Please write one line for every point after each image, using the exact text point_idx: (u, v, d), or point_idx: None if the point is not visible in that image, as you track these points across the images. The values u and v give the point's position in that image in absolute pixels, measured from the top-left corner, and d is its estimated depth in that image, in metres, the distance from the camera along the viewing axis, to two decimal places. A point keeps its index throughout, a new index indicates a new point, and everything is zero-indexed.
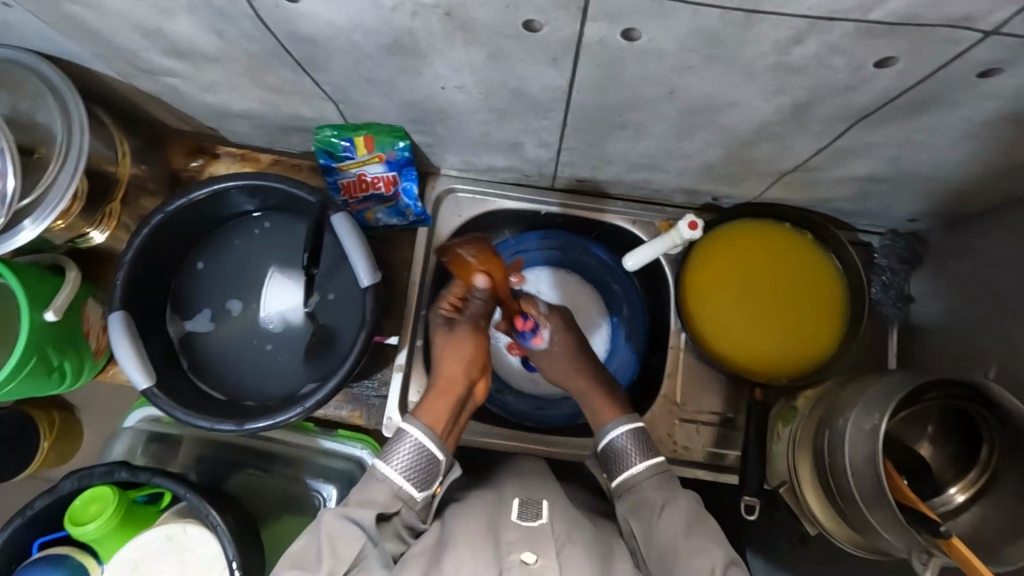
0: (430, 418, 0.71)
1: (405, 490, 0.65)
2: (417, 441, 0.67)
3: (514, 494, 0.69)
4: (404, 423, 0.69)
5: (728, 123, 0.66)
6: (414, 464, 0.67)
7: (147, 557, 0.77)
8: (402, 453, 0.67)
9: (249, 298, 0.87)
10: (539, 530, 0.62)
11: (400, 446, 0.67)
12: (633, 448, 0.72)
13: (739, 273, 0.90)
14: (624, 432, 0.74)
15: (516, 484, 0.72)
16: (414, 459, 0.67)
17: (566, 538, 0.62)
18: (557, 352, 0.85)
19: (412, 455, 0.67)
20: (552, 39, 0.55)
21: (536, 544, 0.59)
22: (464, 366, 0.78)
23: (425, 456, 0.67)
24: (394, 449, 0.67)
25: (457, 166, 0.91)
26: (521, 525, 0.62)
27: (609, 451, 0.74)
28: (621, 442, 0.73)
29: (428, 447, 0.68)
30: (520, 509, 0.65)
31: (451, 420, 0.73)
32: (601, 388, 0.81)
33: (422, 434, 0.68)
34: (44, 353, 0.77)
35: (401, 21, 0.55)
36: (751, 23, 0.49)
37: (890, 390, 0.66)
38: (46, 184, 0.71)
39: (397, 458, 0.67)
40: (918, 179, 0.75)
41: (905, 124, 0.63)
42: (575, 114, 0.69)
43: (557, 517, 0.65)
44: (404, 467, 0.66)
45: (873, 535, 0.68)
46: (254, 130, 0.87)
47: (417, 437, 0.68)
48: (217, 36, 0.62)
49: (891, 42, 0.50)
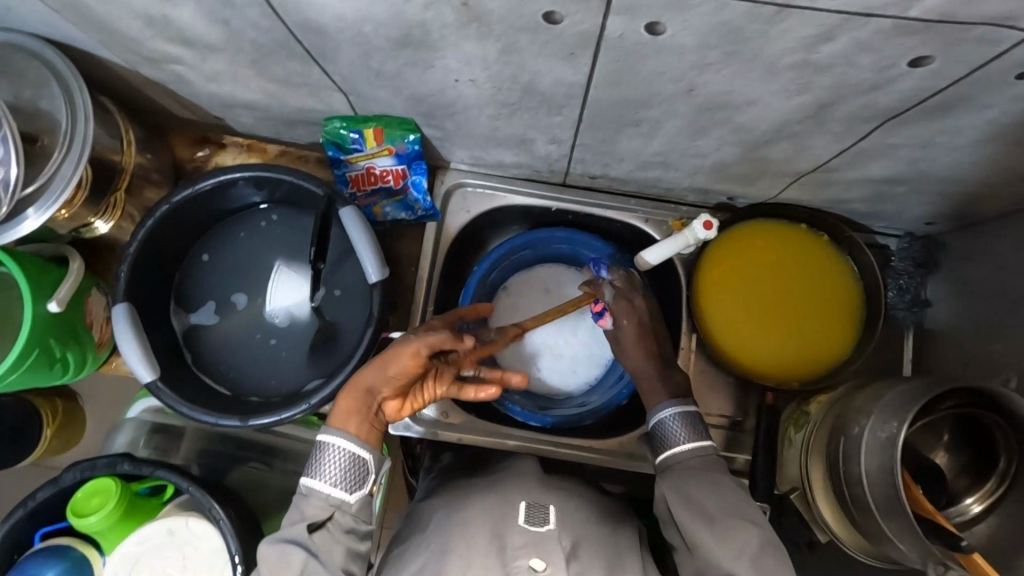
0: (344, 413, 0.66)
1: (335, 496, 0.63)
2: (341, 449, 0.64)
3: (518, 496, 0.67)
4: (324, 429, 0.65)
5: (747, 121, 0.64)
6: (343, 471, 0.64)
7: (147, 551, 0.76)
8: (329, 462, 0.64)
9: (254, 292, 0.86)
10: (547, 535, 0.61)
11: (324, 457, 0.64)
12: (682, 429, 0.71)
13: (752, 276, 0.88)
14: (676, 412, 0.72)
15: (515, 483, 0.70)
16: (341, 467, 0.64)
17: (572, 546, 0.61)
18: (620, 338, 0.83)
19: (337, 462, 0.64)
20: (570, 32, 0.53)
21: (543, 550, 0.59)
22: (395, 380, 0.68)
23: (350, 460, 0.64)
24: (318, 460, 0.64)
25: (466, 160, 0.89)
26: (529, 529, 0.62)
27: (657, 430, 0.73)
28: (669, 421, 0.72)
29: (350, 449, 0.64)
30: (526, 513, 0.64)
31: (364, 418, 0.66)
32: (659, 374, 0.78)
33: (344, 440, 0.64)
34: (45, 343, 0.75)
35: (413, 12, 0.53)
36: (780, 18, 0.47)
37: (906, 397, 0.65)
38: (49, 173, 0.70)
39: (324, 470, 0.63)
40: (938, 183, 0.73)
41: (931, 126, 0.61)
42: (589, 110, 0.67)
43: (564, 524, 0.64)
44: (331, 475, 0.63)
45: (887, 545, 0.67)
46: (259, 121, 0.85)
47: (336, 443, 0.64)
48: (223, 25, 0.61)
49: (924, 41, 0.48)
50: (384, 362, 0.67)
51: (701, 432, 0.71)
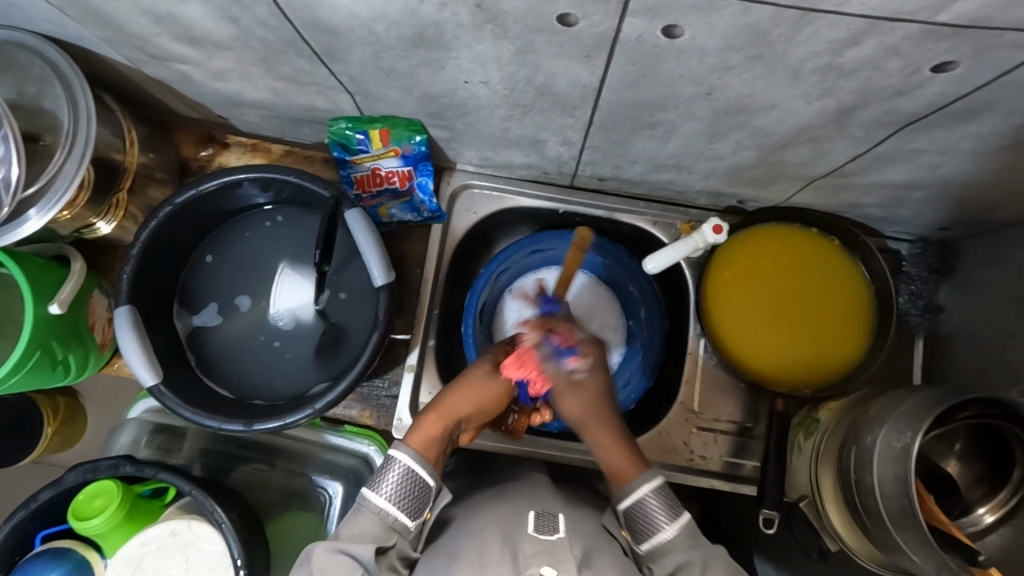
0: (423, 440, 0.69)
1: (394, 518, 0.63)
2: (405, 466, 0.65)
3: (527, 505, 0.66)
4: (394, 447, 0.67)
5: (764, 125, 0.63)
6: (404, 492, 0.64)
7: (151, 553, 0.75)
8: (392, 480, 0.64)
9: (258, 294, 0.85)
10: (558, 544, 0.59)
11: (387, 473, 0.65)
12: (660, 510, 0.65)
13: (763, 281, 0.87)
14: (653, 493, 0.66)
15: (524, 493, 0.69)
16: (402, 487, 0.64)
17: (584, 555, 0.60)
18: (585, 387, 0.75)
19: (399, 480, 0.65)
20: (587, 34, 0.52)
21: (556, 559, 0.57)
22: (473, 410, 0.73)
23: (413, 482, 0.65)
24: (383, 475, 0.65)
25: (473, 161, 0.88)
26: (539, 538, 0.59)
27: (633, 512, 0.66)
28: (651, 501, 0.66)
29: (415, 469, 0.65)
30: (535, 522, 0.62)
31: (441, 447, 0.70)
32: (623, 437, 0.73)
33: (410, 459, 0.65)
34: (47, 345, 0.74)
35: (428, 12, 0.52)
36: (806, 21, 0.46)
37: (922, 407, 0.64)
38: (51, 173, 0.68)
39: (383, 485, 0.64)
40: (956, 188, 0.72)
41: (954, 131, 0.60)
42: (603, 112, 0.66)
43: (574, 533, 0.62)
44: (394, 496, 0.64)
45: (899, 556, 0.66)
46: (264, 119, 0.84)
47: (407, 463, 0.65)
48: (232, 23, 0.59)
49: (953, 46, 0.47)
50: (475, 396, 0.73)
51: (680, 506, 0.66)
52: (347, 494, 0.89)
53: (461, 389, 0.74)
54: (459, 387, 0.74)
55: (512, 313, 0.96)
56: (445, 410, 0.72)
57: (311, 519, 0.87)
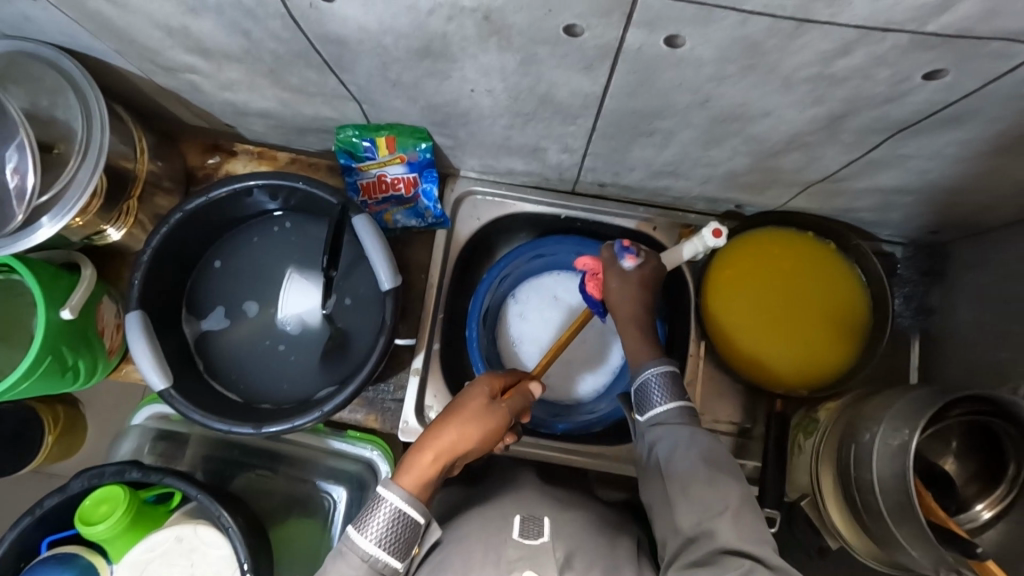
0: (415, 480, 0.63)
1: (383, 562, 0.60)
2: (395, 508, 0.61)
3: (514, 510, 0.68)
4: (382, 484, 0.63)
5: (760, 132, 0.65)
6: (390, 533, 0.61)
7: (155, 560, 0.76)
8: (379, 523, 0.61)
9: (266, 299, 0.86)
10: (541, 548, 0.61)
11: (375, 514, 0.61)
12: (662, 390, 0.70)
13: (761, 284, 0.88)
14: (659, 372, 0.71)
15: (513, 498, 0.71)
16: (391, 530, 0.61)
17: (566, 556, 0.61)
18: (633, 283, 0.78)
19: (388, 523, 0.61)
20: (590, 45, 0.53)
21: (538, 564, 0.59)
22: (473, 446, 0.67)
23: (402, 522, 0.61)
24: (368, 516, 0.61)
25: (476, 168, 0.90)
26: (523, 543, 0.61)
27: (641, 389, 0.72)
28: (654, 379, 0.71)
29: (404, 508, 0.62)
30: (520, 527, 0.64)
31: (433, 484, 0.65)
32: (646, 330, 0.78)
33: (400, 500, 0.61)
34: (59, 352, 0.75)
35: (435, 24, 0.54)
36: (800, 33, 0.48)
37: (917, 405, 0.66)
38: (65, 181, 0.70)
39: (370, 528, 0.61)
40: (946, 193, 0.75)
41: (941, 137, 0.62)
42: (604, 120, 0.68)
43: (559, 535, 0.64)
44: (381, 537, 0.61)
45: (899, 552, 0.68)
46: (270, 129, 0.86)
47: (395, 503, 0.62)
48: (243, 36, 0.61)
49: (939, 56, 0.49)
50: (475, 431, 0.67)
51: (683, 393, 0.70)
52: (350, 497, 0.90)
53: (458, 422, 0.67)
54: (453, 419, 0.67)
55: (514, 317, 0.97)
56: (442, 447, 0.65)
57: (315, 525, 0.88)
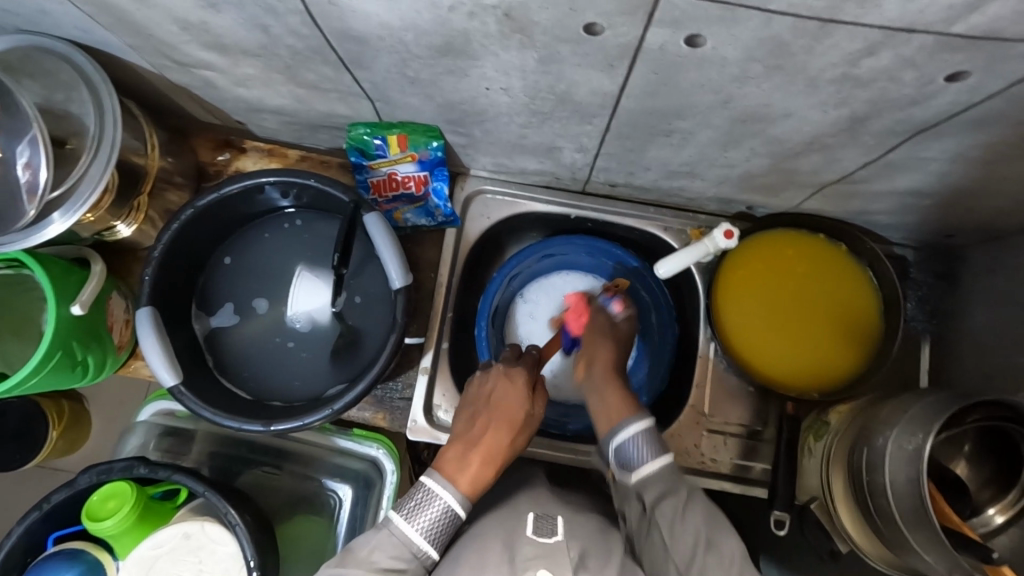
0: (472, 483, 0.66)
1: (429, 559, 0.63)
2: (446, 505, 0.64)
3: (528, 509, 0.68)
4: (438, 487, 0.64)
5: (778, 133, 0.65)
6: (436, 527, 0.63)
7: (163, 556, 0.75)
8: (429, 515, 0.63)
9: (276, 296, 0.86)
10: (556, 546, 0.60)
11: (427, 507, 0.63)
12: (644, 447, 0.68)
13: (772, 286, 0.88)
14: (637, 431, 0.69)
15: (524, 498, 0.71)
16: (438, 525, 0.63)
17: (580, 556, 0.60)
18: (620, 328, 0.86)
19: (437, 519, 0.63)
20: (611, 43, 0.53)
21: (553, 562, 0.58)
22: (516, 444, 0.72)
23: (447, 517, 0.64)
24: (418, 509, 0.63)
25: (488, 167, 0.89)
26: (538, 541, 0.61)
27: (620, 451, 0.69)
28: (632, 440, 0.69)
29: (454, 507, 0.64)
30: (535, 525, 0.64)
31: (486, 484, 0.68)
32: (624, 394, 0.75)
33: (452, 498, 0.64)
34: (69, 347, 0.75)
35: (456, 21, 0.54)
36: (826, 33, 0.47)
37: (933, 409, 0.65)
38: (77, 176, 0.70)
39: (420, 519, 0.63)
40: (963, 197, 0.74)
41: (962, 140, 0.62)
42: (621, 119, 0.67)
43: (573, 534, 0.63)
44: (427, 528, 0.63)
45: (910, 556, 0.68)
46: (282, 126, 0.85)
47: (448, 501, 0.64)
48: (261, 33, 0.61)
49: (966, 58, 0.49)
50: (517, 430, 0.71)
51: (664, 447, 0.69)
52: (356, 494, 0.90)
53: (506, 427, 0.71)
54: (504, 425, 0.71)
55: (523, 317, 0.98)
56: (496, 451, 0.69)
57: (321, 524, 0.88)
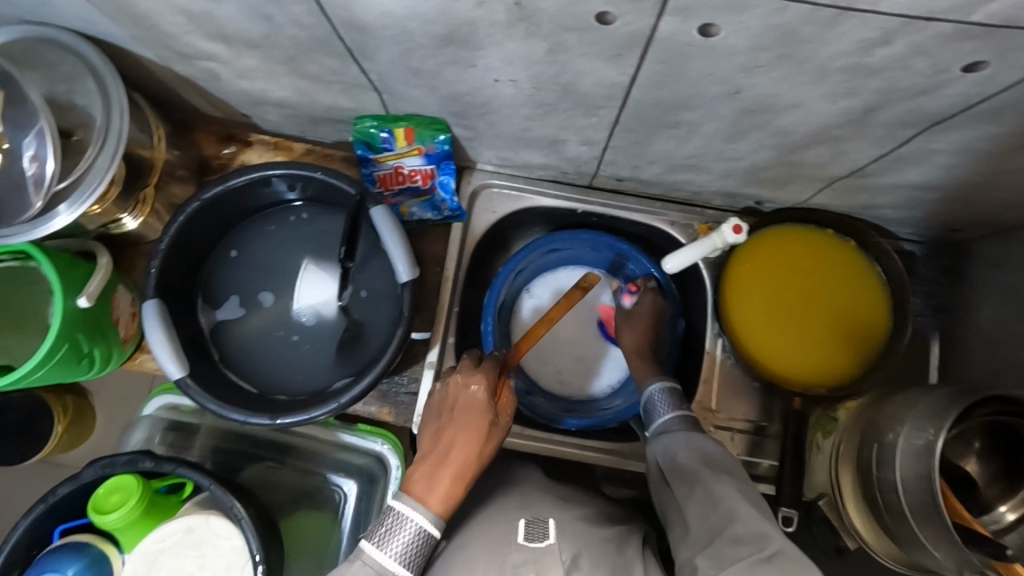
0: (439, 502, 0.64)
1: None
2: (417, 527, 0.62)
3: (518, 513, 0.67)
4: (406, 507, 0.63)
5: (787, 125, 0.64)
6: (411, 549, 0.62)
7: (166, 550, 0.75)
8: (402, 539, 0.62)
9: (281, 289, 0.86)
10: (546, 551, 0.61)
11: (398, 532, 0.62)
12: (664, 401, 0.78)
13: (779, 282, 0.87)
14: (661, 388, 0.80)
15: (526, 500, 0.70)
16: (412, 547, 0.62)
17: (572, 557, 0.60)
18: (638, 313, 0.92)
19: (410, 542, 0.62)
20: (620, 33, 0.53)
21: (541, 567, 0.59)
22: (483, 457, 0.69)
23: (422, 538, 0.63)
24: (389, 533, 0.62)
25: (493, 160, 0.89)
26: (528, 546, 0.61)
27: (647, 406, 0.80)
28: (657, 395, 0.79)
29: (427, 527, 0.63)
30: (525, 530, 0.64)
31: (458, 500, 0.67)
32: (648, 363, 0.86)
33: (422, 519, 0.63)
34: (75, 339, 0.75)
35: (463, 10, 0.53)
36: (838, 21, 0.47)
37: (943, 405, 0.65)
38: (85, 166, 0.70)
39: (392, 545, 0.62)
40: (972, 191, 0.74)
41: (974, 132, 0.61)
42: (628, 111, 0.67)
43: (565, 537, 0.63)
44: (399, 552, 0.62)
45: (920, 553, 0.67)
46: (286, 118, 0.85)
47: (420, 522, 0.63)
48: (267, 23, 0.61)
49: (979, 47, 0.48)
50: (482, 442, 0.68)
51: (682, 404, 0.77)
52: (360, 490, 0.90)
53: (468, 440, 0.68)
54: (468, 439, 0.68)
55: (528, 312, 0.98)
56: (462, 466, 0.66)
57: (325, 520, 0.88)
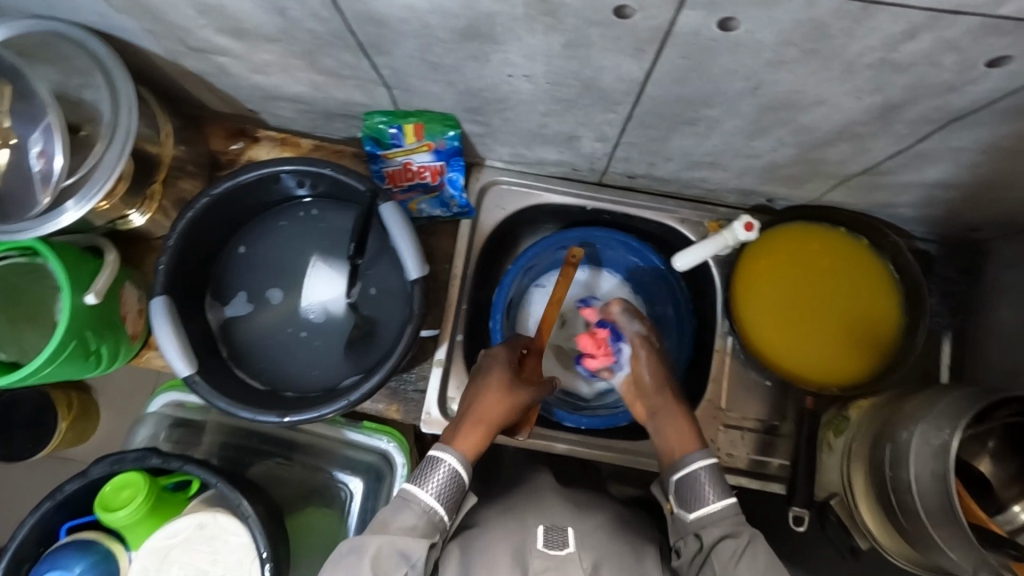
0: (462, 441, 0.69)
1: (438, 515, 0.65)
2: (452, 468, 0.67)
3: (535, 519, 0.67)
4: (438, 449, 0.68)
5: (808, 121, 0.64)
6: (447, 488, 0.66)
7: (177, 546, 0.74)
8: (438, 479, 0.66)
9: (290, 286, 0.85)
10: (567, 559, 0.62)
11: (434, 472, 0.66)
12: (711, 485, 0.68)
13: (791, 279, 0.87)
14: (706, 467, 0.69)
15: (541, 505, 0.70)
16: (447, 486, 0.66)
17: (593, 565, 0.62)
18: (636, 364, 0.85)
19: (445, 481, 0.66)
20: (641, 27, 0.52)
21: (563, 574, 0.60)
22: (505, 412, 0.73)
23: (455, 480, 0.67)
24: (427, 473, 0.66)
25: (504, 157, 0.88)
26: (548, 553, 0.62)
27: (685, 483, 0.69)
28: (702, 475, 0.69)
29: (458, 470, 0.67)
30: (545, 536, 0.64)
31: (481, 448, 0.71)
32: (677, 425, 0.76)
33: (454, 460, 0.67)
34: (82, 336, 0.75)
35: (483, 5, 0.53)
36: (866, 15, 0.46)
37: (959, 405, 0.64)
38: (93, 162, 0.69)
39: (431, 483, 0.65)
40: (991, 191, 0.73)
41: (997, 130, 0.61)
42: (643, 107, 0.66)
43: (584, 544, 0.64)
44: (437, 490, 0.66)
45: (937, 554, 0.66)
46: (298, 114, 0.85)
47: (450, 462, 0.67)
48: (282, 17, 0.60)
49: (1011, 42, 0.47)
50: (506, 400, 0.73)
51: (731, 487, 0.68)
52: (365, 488, 0.89)
53: (491, 395, 0.73)
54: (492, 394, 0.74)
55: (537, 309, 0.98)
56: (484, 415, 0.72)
57: (331, 517, 0.87)
